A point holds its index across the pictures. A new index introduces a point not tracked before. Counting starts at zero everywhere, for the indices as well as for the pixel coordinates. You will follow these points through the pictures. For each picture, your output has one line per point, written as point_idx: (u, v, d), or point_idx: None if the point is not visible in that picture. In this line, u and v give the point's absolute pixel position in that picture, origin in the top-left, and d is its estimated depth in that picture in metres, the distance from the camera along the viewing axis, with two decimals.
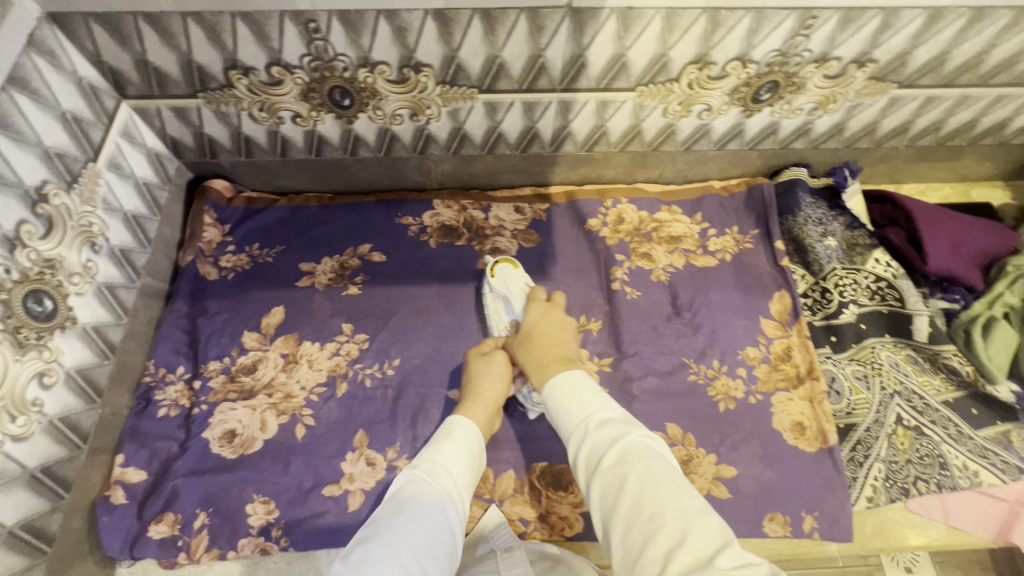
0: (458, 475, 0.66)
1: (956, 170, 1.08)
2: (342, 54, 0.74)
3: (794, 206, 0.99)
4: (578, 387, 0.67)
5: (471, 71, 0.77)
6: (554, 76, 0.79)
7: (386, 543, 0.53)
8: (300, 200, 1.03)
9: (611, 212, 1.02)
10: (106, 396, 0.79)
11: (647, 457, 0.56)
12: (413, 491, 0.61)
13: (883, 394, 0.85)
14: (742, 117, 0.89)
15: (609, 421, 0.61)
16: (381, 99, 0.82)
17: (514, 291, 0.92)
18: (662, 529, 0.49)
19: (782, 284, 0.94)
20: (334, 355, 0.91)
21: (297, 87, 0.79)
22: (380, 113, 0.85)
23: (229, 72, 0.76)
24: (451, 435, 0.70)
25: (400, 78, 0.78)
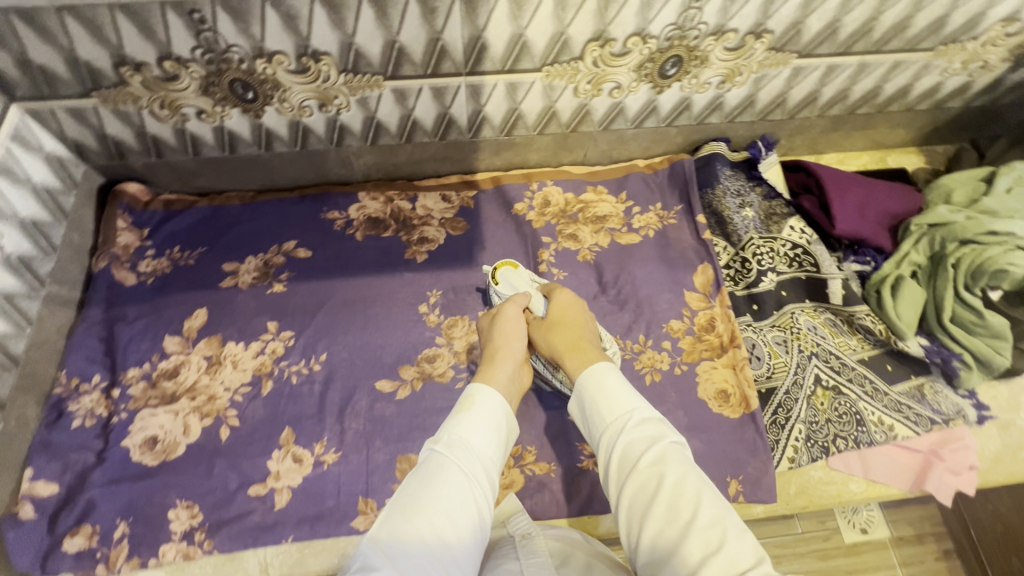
0: (482, 447, 0.61)
1: (871, 138, 1.12)
2: (234, 45, 0.72)
3: (713, 179, 1.01)
4: (614, 381, 0.65)
5: (372, 57, 0.77)
6: (457, 59, 0.79)
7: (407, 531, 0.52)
8: (221, 199, 1.01)
9: (537, 195, 1.03)
10: (9, 408, 0.78)
11: (683, 463, 0.57)
12: (436, 469, 0.57)
13: (801, 357, 0.87)
14: (653, 93, 0.91)
15: (649, 423, 0.61)
16: (285, 91, 0.81)
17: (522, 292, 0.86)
18: (695, 535, 0.51)
19: (705, 257, 0.96)
20: (259, 354, 0.89)
21: (195, 81, 0.77)
22: (287, 105, 0.84)
23: (120, 68, 0.74)
24: (474, 404, 0.64)
25: (300, 68, 0.77)
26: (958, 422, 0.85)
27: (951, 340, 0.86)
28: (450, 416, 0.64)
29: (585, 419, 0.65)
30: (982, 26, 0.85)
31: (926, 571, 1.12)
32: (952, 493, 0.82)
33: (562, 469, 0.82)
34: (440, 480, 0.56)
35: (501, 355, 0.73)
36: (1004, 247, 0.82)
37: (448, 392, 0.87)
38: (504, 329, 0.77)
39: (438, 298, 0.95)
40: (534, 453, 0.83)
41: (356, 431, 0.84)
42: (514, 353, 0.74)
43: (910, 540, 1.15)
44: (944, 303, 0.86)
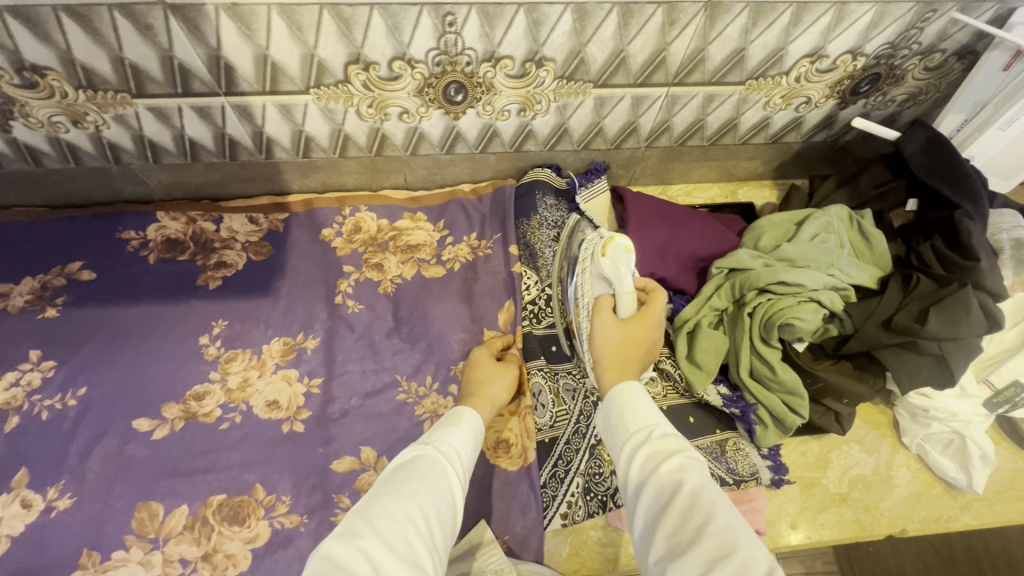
0: (468, 452, 0.61)
1: (717, 170, 1.07)
2: None
3: (531, 208, 0.93)
4: (637, 394, 0.59)
5: (105, 73, 0.71)
6: (205, 78, 0.73)
7: (393, 500, 0.50)
8: (5, 215, 0.94)
9: (348, 220, 0.97)
10: None
11: (705, 476, 0.50)
12: (416, 464, 0.55)
13: (586, 404, 0.82)
14: (449, 119, 0.85)
15: (667, 432, 0.54)
16: (22, 105, 0.75)
17: (610, 277, 0.74)
18: (708, 548, 0.43)
19: (511, 292, 0.90)
20: (12, 386, 0.82)
21: None
22: (35, 120, 0.78)
23: None
24: (458, 419, 0.64)
25: (25, 83, 0.71)
26: (750, 484, 0.80)
27: (749, 391, 0.81)
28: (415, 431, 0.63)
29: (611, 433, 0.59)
30: (788, 61, 0.80)
31: None
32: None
33: (314, 523, 0.75)
34: (421, 469, 0.54)
35: (485, 393, 0.74)
36: (797, 299, 0.77)
37: (209, 435, 0.81)
38: (489, 370, 0.79)
39: (222, 330, 0.89)
40: (287, 504, 0.76)
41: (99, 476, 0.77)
42: (496, 393, 0.75)
43: None
44: (740, 353, 0.81)
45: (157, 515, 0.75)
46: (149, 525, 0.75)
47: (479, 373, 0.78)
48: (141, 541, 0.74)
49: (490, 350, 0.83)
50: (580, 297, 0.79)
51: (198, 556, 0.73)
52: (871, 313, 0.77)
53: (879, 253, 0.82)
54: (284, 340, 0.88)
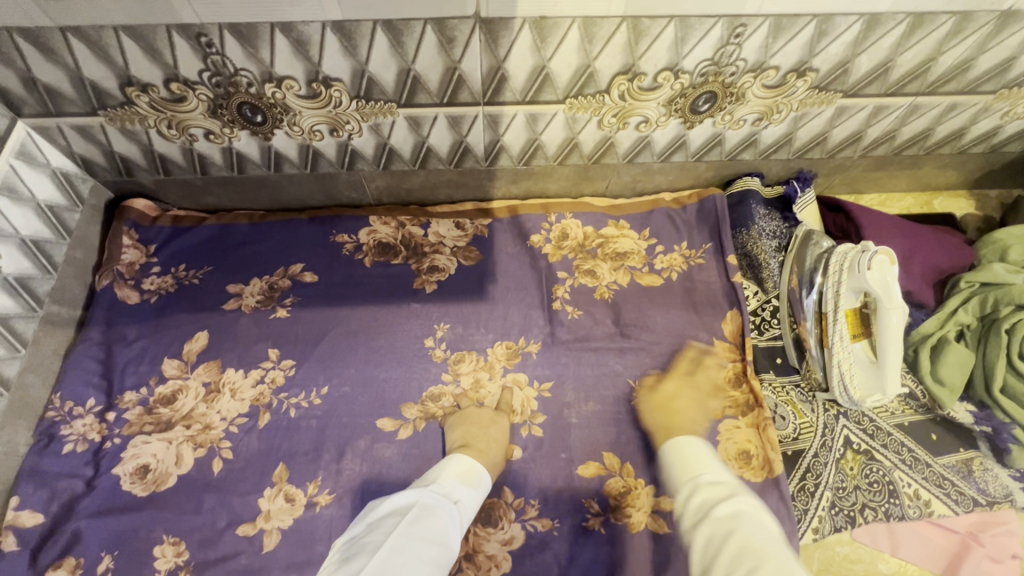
0: (473, 512, 0.69)
1: (916, 179, 1.04)
2: (242, 69, 0.69)
3: (747, 218, 0.94)
4: (696, 449, 0.70)
5: (385, 85, 0.73)
6: (475, 88, 0.74)
7: (409, 551, 0.59)
8: (230, 217, 0.98)
9: (554, 227, 0.98)
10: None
11: (759, 522, 0.56)
12: (420, 509, 0.64)
13: (827, 416, 0.82)
14: (683, 128, 0.85)
15: (723, 483, 0.63)
16: (295, 115, 0.77)
17: (873, 288, 0.75)
18: None
19: (733, 303, 0.90)
20: (258, 384, 0.86)
21: (203, 103, 0.74)
22: (297, 129, 0.81)
23: (126, 88, 0.71)
24: (476, 479, 0.72)
25: (310, 94, 0.74)
26: (1003, 506, 0.77)
27: (1001, 410, 0.79)
28: (438, 470, 0.72)
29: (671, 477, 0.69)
30: None
31: None
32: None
33: (566, 527, 0.77)
34: (420, 515, 0.64)
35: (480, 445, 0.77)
36: None
37: None
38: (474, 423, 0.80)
39: (445, 332, 0.91)
40: (536, 507, 0.78)
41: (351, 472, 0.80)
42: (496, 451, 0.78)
43: None
44: (994, 370, 0.78)
45: None
46: None
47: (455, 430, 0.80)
48: None
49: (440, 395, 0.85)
50: (832, 310, 0.80)
51: (460, 556, 0.75)
52: None
53: None
54: (507, 344, 0.90)
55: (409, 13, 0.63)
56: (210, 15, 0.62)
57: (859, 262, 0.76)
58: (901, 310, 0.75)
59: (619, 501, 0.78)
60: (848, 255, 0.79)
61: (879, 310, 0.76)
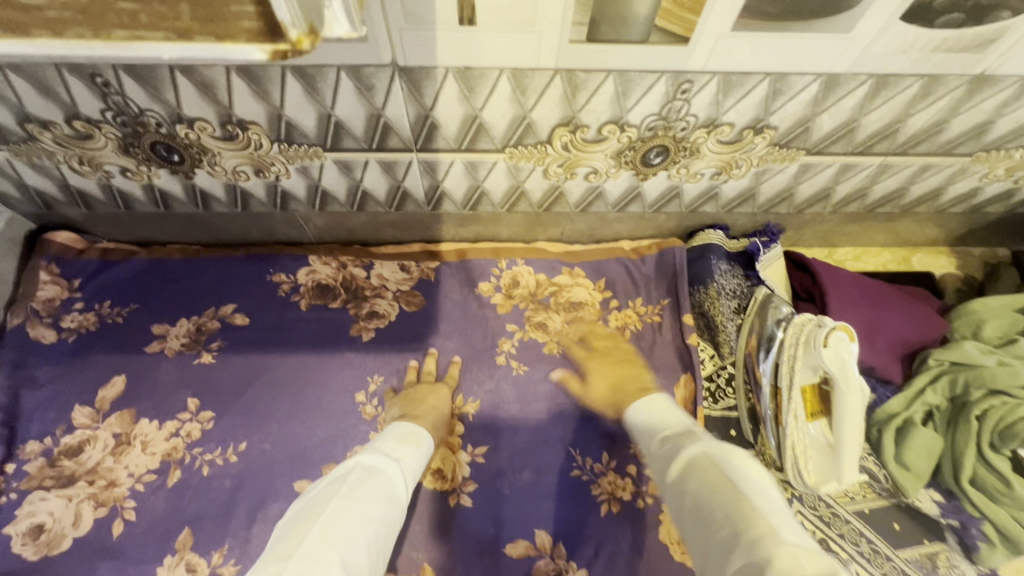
0: (418, 472, 0.65)
1: (893, 235, 0.98)
2: (148, 109, 0.65)
3: (705, 274, 0.88)
4: (664, 404, 0.68)
5: (307, 129, 0.68)
6: (404, 135, 0.69)
7: (356, 514, 0.54)
8: (162, 250, 0.93)
9: (505, 273, 0.92)
10: None
11: (720, 461, 0.53)
12: (361, 472, 0.59)
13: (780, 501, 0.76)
14: (635, 180, 0.79)
15: (679, 429, 0.62)
16: (214, 155, 0.73)
17: (828, 364, 0.68)
18: (720, 536, 0.47)
19: (689, 366, 0.84)
20: (172, 437, 0.80)
21: (112, 141, 0.71)
22: (220, 169, 0.76)
23: (26, 125, 0.68)
24: (417, 438, 0.68)
25: (225, 135, 0.69)
26: None
27: (972, 504, 0.71)
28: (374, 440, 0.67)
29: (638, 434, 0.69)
30: None
31: None
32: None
33: None
34: (362, 478, 0.58)
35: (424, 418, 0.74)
36: None
37: None
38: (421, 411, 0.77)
39: (378, 386, 0.85)
40: None
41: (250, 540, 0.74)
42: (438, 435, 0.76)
43: None
44: (963, 459, 0.72)
45: None
46: None
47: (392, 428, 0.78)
48: None
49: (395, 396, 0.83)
50: (786, 385, 0.73)
51: None
52: None
53: None
54: None
55: (319, 59, 0.58)
56: (100, 56, 0.57)
57: (815, 337, 0.70)
58: (859, 392, 0.68)
59: None
60: (804, 326, 0.73)
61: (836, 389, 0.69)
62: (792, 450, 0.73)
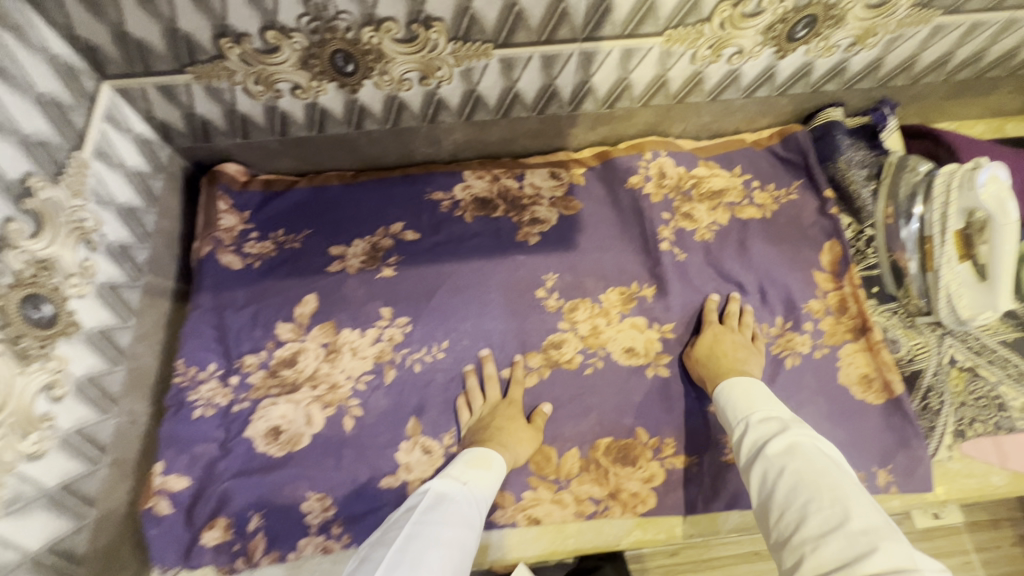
0: (488, 495, 0.68)
1: (990, 105, 1.05)
2: (343, 11, 0.69)
3: (833, 151, 0.94)
4: (747, 388, 0.71)
5: (486, 23, 0.72)
6: (576, 23, 0.74)
7: (425, 538, 0.58)
8: (321, 179, 0.98)
9: (652, 164, 0.97)
10: (120, 403, 0.74)
11: (816, 454, 0.57)
12: (431, 500, 0.64)
13: (936, 337, 0.84)
14: (774, 59, 0.85)
15: (775, 419, 0.64)
16: (387, 62, 0.77)
17: (987, 200, 0.74)
18: (811, 516, 0.51)
19: (831, 234, 0.91)
20: (377, 341, 0.86)
21: (295, 53, 0.73)
22: (387, 78, 0.80)
23: (220, 40, 0.71)
24: (487, 461, 0.70)
25: (408, 37, 0.73)
26: None
27: None
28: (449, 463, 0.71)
29: (722, 410, 0.72)
30: None
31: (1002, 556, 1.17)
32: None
33: (706, 463, 0.79)
34: (434, 504, 0.63)
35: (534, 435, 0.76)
36: None
37: (578, 379, 0.83)
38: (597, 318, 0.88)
39: (555, 282, 0.91)
40: (672, 445, 0.80)
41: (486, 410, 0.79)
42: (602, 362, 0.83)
43: (984, 524, 1.19)
44: None
45: (552, 457, 0.78)
46: (547, 467, 0.78)
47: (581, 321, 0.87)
48: (545, 482, 0.77)
49: (590, 307, 0.88)
50: (938, 232, 0.81)
51: (605, 495, 0.77)
52: None
53: None
54: (620, 290, 0.90)
55: None
56: None
57: (970, 177, 0.77)
58: (1012, 229, 0.73)
59: None
60: (962, 175, 0.78)
61: (993, 225, 0.75)
62: (945, 284, 0.80)
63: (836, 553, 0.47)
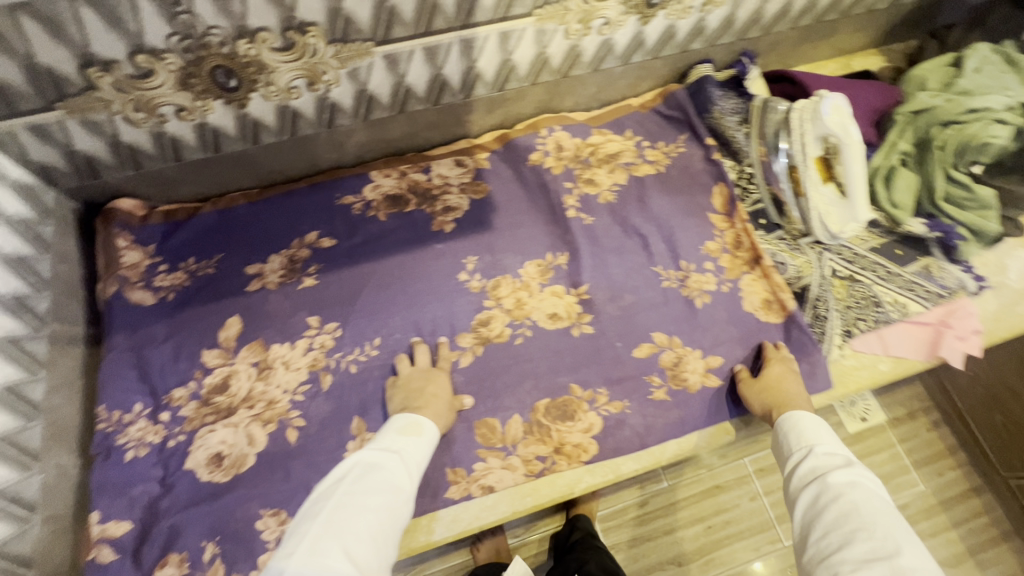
0: (420, 462, 0.71)
1: (837, 45, 1.17)
2: (213, 27, 0.68)
3: (707, 103, 1.03)
4: (811, 419, 0.74)
5: (361, 23, 0.74)
6: (449, 13, 0.77)
7: (356, 506, 0.60)
8: (226, 201, 0.96)
9: (549, 140, 1.02)
10: (44, 458, 0.72)
11: (874, 495, 0.61)
12: (360, 469, 0.65)
13: (816, 253, 0.94)
14: (639, 25, 0.92)
15: (838, 453, 0.68)
16: (271, 72, 0.76)
17: (832, 126, 0.86)
18: (856, 543, 0.56)
19: (719, 178, 0.99)
20: (309, 351, 0.86)
21: (172, 75, 0.72)
22: (274, 89, 0.79)
23: (87, 70, 0.68)
24: (418, 428, 0.73)
25: (285, 44, 0.73)
26: (960, 293, 0.91)
27: (946, 215, 0.93)
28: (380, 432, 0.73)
29: (777, 436, 0.75)
30: None
31: (921, 442, 1.33)
32: (962, 356, 0.88)
33: (636, 403, 0.84)
34: (365, 472, 0.65)
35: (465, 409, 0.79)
36: (982, 122, 0.90)
37: (511, 351, 0.87)
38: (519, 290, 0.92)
39: (475, 264, 0.94)
40: (606, 394, 0.84)
41: (426, 387, 0.81)
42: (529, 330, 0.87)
43: (903, 419, 1.35)
44: (934, 184, 0.93)
45: (497, 428, 0.82)
46: (494, 437, 0.81)
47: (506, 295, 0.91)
48: (493, 451, 0.81)
49: (512, 282, 0.93)
50: (802, 158, 0.91)
51: (550, 452, 0.81)
52: None
53: None
54: (537, 262, 0.94)
55: None
56: None
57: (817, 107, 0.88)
58: (856, 147, 0.86)
59: (672, 370, 0.86)
60: (807, 109, 0.90)
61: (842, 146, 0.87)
62: (814, 203, 0.91)
63: None
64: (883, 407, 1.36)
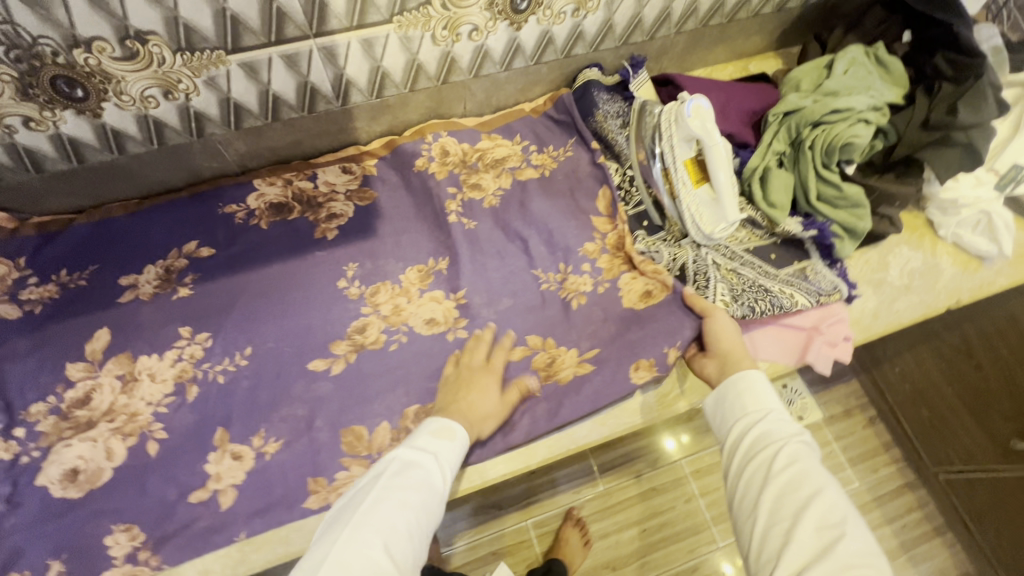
0: (456, 466, 0.69)
1: (732, 49, 1.19)
2: (41, 36, 0.68)
3: (592, 107, 1.04)
4: (757, 383, 0.72)
5: (206, 31, 0.74)
6: (299, 20, 0.77)
7: (392, 506, 0.60)
8: (103, 213, 0.95)
9: (434, 146, 1.02)
10: None
11: (820, 467, 0.60)
12: (399, 465, 0.65)
13: (692, 250, 0.94)
14: (512, 31, 0.93)
15: (784, 419, 0.67)
16: (118, 82, 0.77)
17: (694, 129, 0.88)
18: (804, 519, 0.55)
19: (603, 181, 1.00)
20: (177, 361, 0.85)
21: (10, 85, 0.72)
22: (127, 99, 0.80)
23: None
24: (450, 433, 0.71)
25: (126, 54, 0.73)
26: (835, 296, 0.91)
27: (821, 213, 0.94)
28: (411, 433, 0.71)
29: (722, 405, 0.73)
30: None
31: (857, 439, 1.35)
32: (830, 363, 0.90)
33: None
34: (403, 471, 0.64)
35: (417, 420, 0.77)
36: (848, 122, 0.93)
37: (384, 358, 0.87)
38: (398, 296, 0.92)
39: (355, 270, 0.94)
40: None
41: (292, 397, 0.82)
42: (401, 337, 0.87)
43: (839, 417, 1.38)
44: (808, 182, 0.95)
45: (363, 436, 0.81)
46: (359, 445, 0.81)
47: (383, 300, 0.91)
48: (358, 459, 0.80)
49: (391, 288, 0.92)
50: (672, 163, 0.92)
51: None
52: (912, 118, 0.95)
53: (896, 75, 1.00)
54: (418, 267, 0.94)
55: None
56: None
57: (678, 111, 0.90)
58: (718, 150, 0.88)
59: (546, 370, 0.86)
60: (671, 112, 0.92)
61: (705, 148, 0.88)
62: (688, 205, 0.92)
63: (827, 552, 0.52)
64: (821, 406, 1.38)
